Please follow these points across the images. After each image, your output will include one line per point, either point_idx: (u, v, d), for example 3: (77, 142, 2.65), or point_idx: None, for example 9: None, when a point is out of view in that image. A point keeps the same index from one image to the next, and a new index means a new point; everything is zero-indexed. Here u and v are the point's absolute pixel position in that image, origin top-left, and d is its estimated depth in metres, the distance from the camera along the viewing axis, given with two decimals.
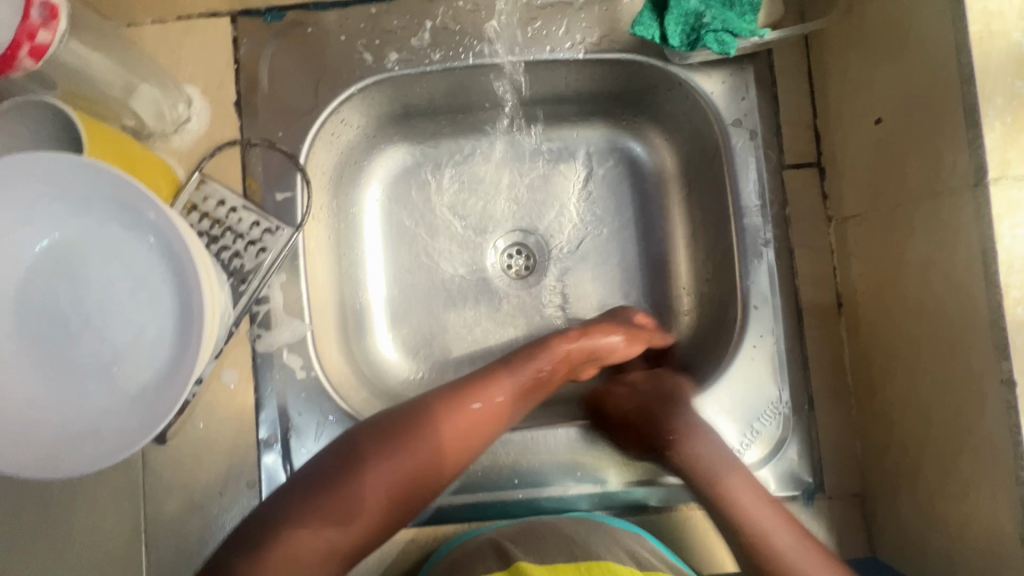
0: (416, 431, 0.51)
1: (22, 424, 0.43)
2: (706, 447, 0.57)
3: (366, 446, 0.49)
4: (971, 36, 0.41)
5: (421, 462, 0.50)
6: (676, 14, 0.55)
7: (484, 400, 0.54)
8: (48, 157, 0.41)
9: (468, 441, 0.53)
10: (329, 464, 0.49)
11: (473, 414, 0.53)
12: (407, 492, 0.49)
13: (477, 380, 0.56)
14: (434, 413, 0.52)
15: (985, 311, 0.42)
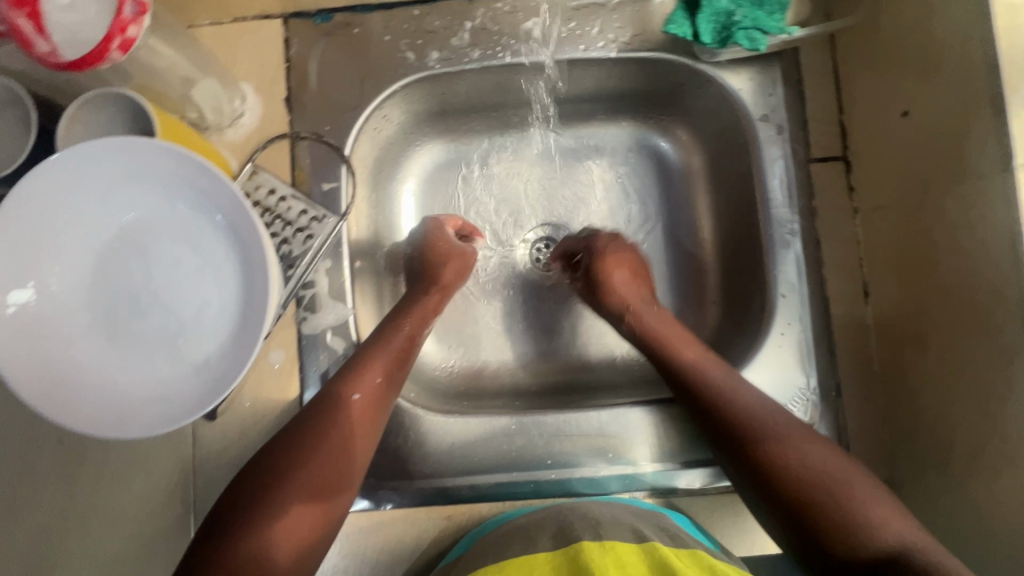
0: (324, 423, 0.52)
1: (93, 390, 0.45)
2: (720, 376, 0.57)
3: (304, 426, 0.52)
4: (998, 29, 0.43)
5: (339, 448, 0.52)
6: (707, 13, 0.58)
7: (364, 385, 0.55)
8: (132, 141, 0.44)
9: (377, 412, 0.55)
10: (279, 448, 0.51)
11: (359, 400, 0.54)
12: (344, 476, 0.52)
13: (355, 364, 0.56)
14: (326, 408, 0.53)
15: (1014, 292, 0.44)
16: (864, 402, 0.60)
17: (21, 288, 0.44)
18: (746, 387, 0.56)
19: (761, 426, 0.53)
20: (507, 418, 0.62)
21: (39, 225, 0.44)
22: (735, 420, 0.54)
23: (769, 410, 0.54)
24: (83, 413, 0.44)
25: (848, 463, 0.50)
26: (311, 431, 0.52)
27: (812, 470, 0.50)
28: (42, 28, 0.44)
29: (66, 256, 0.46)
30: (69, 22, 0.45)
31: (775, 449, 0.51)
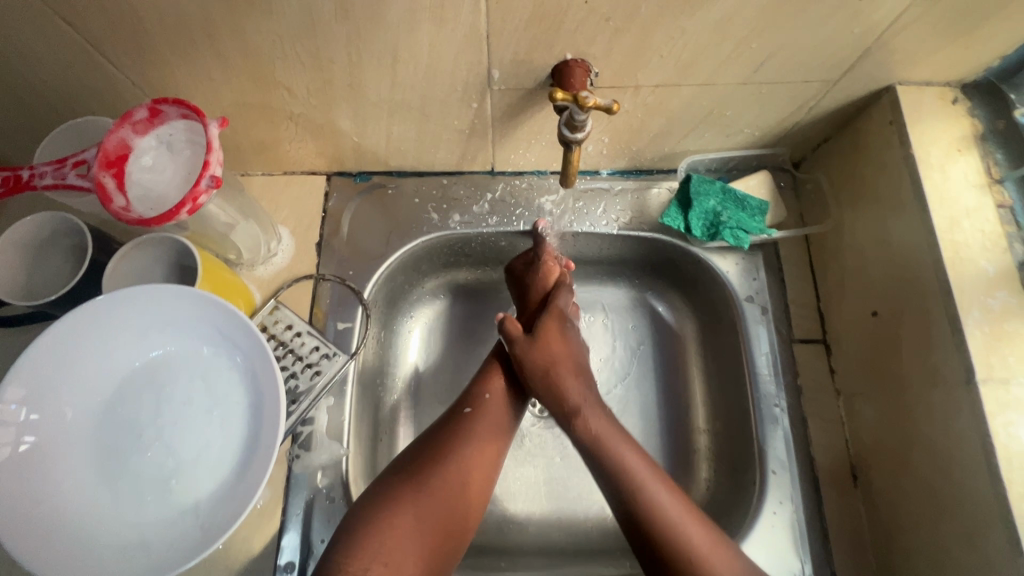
0: (450, 437, 0.58)
1: (75, 532, 0.44)
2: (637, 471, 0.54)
3: (440, 436, 0.58)
4: (946, 260, 0.51)
5: (479, 448, 0.58)
6: (697, 211, 0.66)
7: (476, 401, 0.62)
8: (172, 288, 0.48)
9: (510, 397, 0.64)
10: (422, 450, 0.57)
11: (491, 397, 0.62)
12: (481, 474, 0.57)
13: (478, 380, 0.64)
14: (446, 424, 0.59)
15: (992, 503, 0.46)
16: None
17: (35, 422, 0.45)
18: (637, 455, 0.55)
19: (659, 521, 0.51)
20: None
21: (74, 355, 0.47)
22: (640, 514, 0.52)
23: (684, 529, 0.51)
24: (56, 557, 0.42)
25: None
26: (444, 439, 0.58)
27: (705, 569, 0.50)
28: (123, 184, 0.51)
29: (82, 390, 0.48)
30: (147, 180, 0.52)
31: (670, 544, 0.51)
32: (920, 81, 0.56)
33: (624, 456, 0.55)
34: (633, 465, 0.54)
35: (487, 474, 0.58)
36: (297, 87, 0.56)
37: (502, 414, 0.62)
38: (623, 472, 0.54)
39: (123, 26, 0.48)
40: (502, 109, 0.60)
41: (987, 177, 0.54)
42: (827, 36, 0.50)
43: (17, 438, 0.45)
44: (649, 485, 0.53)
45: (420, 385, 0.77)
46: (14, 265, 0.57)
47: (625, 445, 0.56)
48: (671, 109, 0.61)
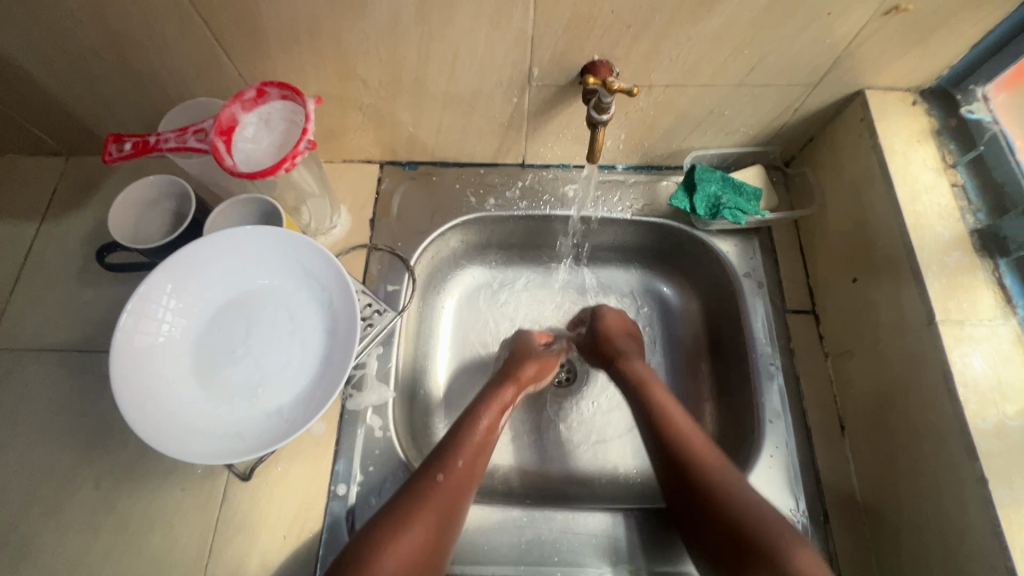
0: (416, 500, 0.58)
1: (179, 422, 0.53)
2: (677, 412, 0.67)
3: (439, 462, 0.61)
4: (909, 226, 0.61)
5: (439, 514, 0.58)
6: (700, 195, 0.77)
7: (448, 470, 0.61)
8: (272, 231, 0.58)
9: (473, 465, 0.63)
10: (419, 476, 0.60)
11: (461, 468, 0.61)
12: (437, 544, 0.56)
13: (441, 453, 0.62)
14: (446, 449, 0.63)
15: (953, 421, 0.54)
16: (852, 530, 0.64)
17: (166, 324, 0.56)
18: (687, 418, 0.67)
19: (700, 456, 0.62)
20: (519, 510, 0.66)
21: (191, 275, 0.57)
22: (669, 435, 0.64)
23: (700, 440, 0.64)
24: (168, 435, 0.51)
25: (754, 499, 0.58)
26: (442, 467, 0.61)
27: (743, 504, 0.58)
28: (230, 150, 0.62)
29: (199, 304, 0.58)
30: (248, 149, 0.64)
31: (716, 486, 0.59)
32: (884, 87, 0.68)
33: (673, 411, 0.67)
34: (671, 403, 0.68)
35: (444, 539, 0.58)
36: (372, 80, 0.69)
37: (468, 480, 0.61)
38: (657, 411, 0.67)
39: (245, 24, 0.60)
40: (538, 105, 0.72)
41: (942, 163, 0.65)
42: (803, 46, 0.62)
43: (152, 334, 0.55)
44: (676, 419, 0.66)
45: (452, 354, 0.86)
46: (127, 223, 0.68)
47: (671, 404, 0.68)
48: (678, 108, 0.73)
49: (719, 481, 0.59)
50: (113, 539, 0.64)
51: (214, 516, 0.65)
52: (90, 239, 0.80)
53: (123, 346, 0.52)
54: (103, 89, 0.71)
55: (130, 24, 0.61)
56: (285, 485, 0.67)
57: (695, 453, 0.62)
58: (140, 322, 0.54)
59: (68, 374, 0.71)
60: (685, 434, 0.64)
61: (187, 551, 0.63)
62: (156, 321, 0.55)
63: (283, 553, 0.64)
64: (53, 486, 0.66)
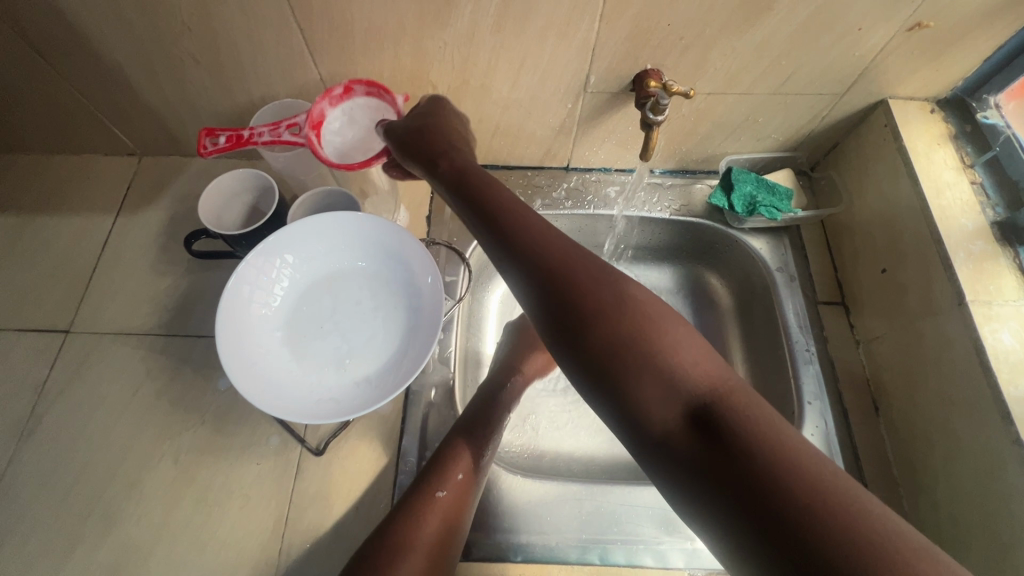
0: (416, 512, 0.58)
1: (278, 387, 0.57)
2: (605, 288, 0.47)
3: (436, 473, 0.61)
4: (936, 218, 0.68)
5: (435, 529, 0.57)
6: (738, 194, 0.83)
7: (448, 484, 0.61)
8: (360, 217, 0.63)
9: (472, 474, 0.63)
10: (417, 490, 0.60)
11: (462, 480, 0.62)
12: (438, 560, 0.56)
13: (441, 463, 0.63)
14: (444, 460, 0.63)
15: (987, 390, 0.59)
16: (893, 501, 0.68)
17: (275, 295, 0.62)
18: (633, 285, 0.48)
19: (632, 343, 0.45)
20: (578, 486, 0.70)
21: (297, 250, 0.64)
22: (592, 314, 0.46)
23: (636, 312, 0.46)
24: (271, 396, 0.56)
25: (711, 393, 0.42)
26: (440, 477, 0.61)
27: (685, 383, 0.43)
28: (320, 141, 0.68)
29: (299, 277, 0.64)
30: (334, 141, 0.70)
31: (654, 361, 0.44)
32: (905, 97, 0.76)
33: (589, 275, 0.48)
34: (595, 268, 0.49)
35: (448, 549, 0.58)
36: (442, 86, 0.75)
37: (466, 487, 0.62)
38: (585, 287, 0.47)
39: (337, 32, 0.67)
40: (589, 110, 0.79)
41: (961, 164, 0.72)
42: (834, 59, 0.69)
43: (262, 303, 0.61)
44: (607, 296, 0.47)
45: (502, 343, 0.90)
46: (211, 213, 0.73)
47: (589, 263, 0.49)
48: (717, 115, 0.79)
49: (653, 356, 0.44)
50: (194, 508, 0.67)
51: (290, 487, 0.68)
52: (164, 232, 0.85)
53: (236, 311, 0.58)
54: (191, 91, 0.77)
55: (232, 33, 0.67)
56: (358, 459, 0.70)
57: (605, 321, 0.46)
58: (253, 290, 0.61)
59: (147, 355, 0.76)
60: (592, 298, 0.47)
61: (264, 521, 0.67)
62: (265, 290, 0.62)
63: (356, 522, 0.67)
64: (135, 459, 0.69)
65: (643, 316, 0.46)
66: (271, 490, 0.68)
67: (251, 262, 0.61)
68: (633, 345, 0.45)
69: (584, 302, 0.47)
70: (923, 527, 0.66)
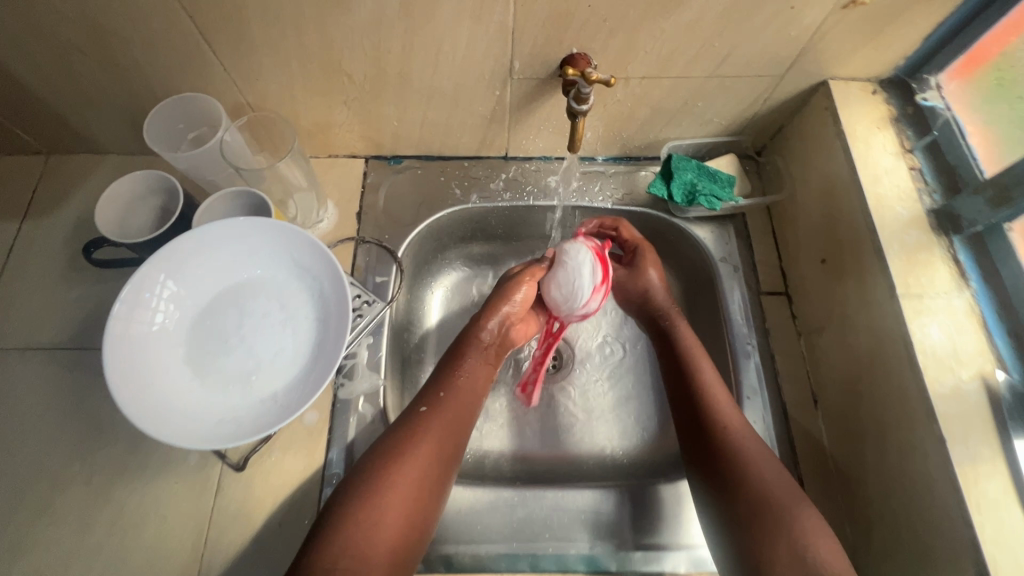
0: (406, 438, 0.63)
1: (177, 411, 0.54)
2: (735, 423, 0.64)
3: (429, 392, 0.69)
4: (871, 209, 0.65)
5: (436, 435, 0.64)
6: (678, 182, 0.80)
7: (432, 400, 0.68)
8: (264, 223, 0.59)
9: (458, 417, 0.68)
10: (413, 407, 0.68)
11: (445, 396, 0.69)
12: (438, 462, 0.63)
13: (434, 382, 0.71)
14: (438, 380, 0.71)
15: (914, 389, 0.58)
16: (825, 495, 0.68)
17: (161, 313, 0.57)
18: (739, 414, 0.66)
19: (740, 458, 0.61)
20: (511, 492, 0.69)
21: (188, 265, 0.59)
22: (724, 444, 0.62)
23: (750, 442, 0.63)
24: (163, 421, 0.52)
25: (783, 500, 0.58)
26: (435, 396, 0.69)
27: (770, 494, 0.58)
28: None
29: (191, 292, 0.59)
30: None
31: (726, 428, 0.63)
32: (847, 77, 0.72)
33: (724, 414, 0.65)
34: (723, 400, 0.66)
35: (448, 456, 0.64)
36: (356, 75, 0.70)
37: (449, 435, 0.65)
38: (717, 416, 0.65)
39: (230, 18, 0.61)
40: (519, 97, 0.74)
41: (902, 148, 0.69)
42: (769, 39, 0.65)
43: (147, 322, 0.56)
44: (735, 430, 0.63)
45: (443, 341, 0.88)
46: (113, 221, 0.68)
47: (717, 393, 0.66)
48: (654, 99, 0.75)
49: (751, 481, 0.59)
50: (108, 531, 0.64)
51: (210, 505, 0.66)
52: (74, 238, 0.80)
53: (119, 335, 0.53)
54: (87, 86, 0.71)
55: (114, 21, 0.61)
56: (281, 473, 0.68)
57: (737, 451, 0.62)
58: (134, 311, 0.56)
59: (55, 372, 0.71)
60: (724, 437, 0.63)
61: (182, 542, 0.64)
62: (151, 310, 0.57)
63: (279, 539, 0.65)
64: (44, 483, 0.66)
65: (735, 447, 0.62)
66: (190, 508, 0.66)
67: (131, 282, 0.55)
68: (710, 414, 0.65)
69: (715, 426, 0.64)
70: (854, 523, 0.65)
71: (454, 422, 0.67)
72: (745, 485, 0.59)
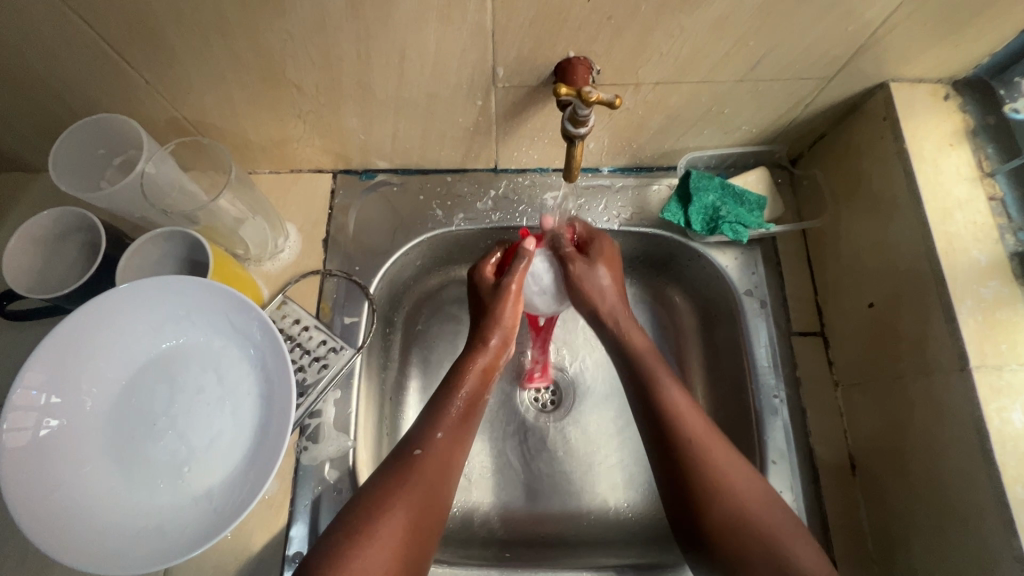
0: (393, 493, 0.53)
1: (91, 523, 0.45)
2: (713, 451, 0.55)
3: (423, 432, 0.59)
4: (939, 253, 0.53)
5: (427, 490, 0.55)
6: (697, 206, 0.68)
7: (427, 442, 0.58)
8: (190, 282, 0.49)
9: (454, 461, 0.58)
10: (404, 449, 0.58)
11: (443, 438, 0.58)
12: (426, 524, 0.53)
13: (429, 417, 0.60)
14: (432, 414, 0.60)
15: (987, 486, 0.48)
16: None
17: (51, 412, 0.46)
18: (754, 488, 0.54)
19: (721, 496, 0.53)
20: (498, 573, 0.61)
21: (91, 344, 0.48)
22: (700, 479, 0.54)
23: (729, 472, 0.54)
24: (70, 540, 0.43)
25: (772, 539, 0.51)
26: (429, 436, 0.58)
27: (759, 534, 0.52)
28: None
29: (101, 372, 0.49)
30: None
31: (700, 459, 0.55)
32: (912, 78, 0.58)
33: (695, 439, 0.56)
34: (694, 421, 0.57)
35: (436, 515, 0.55)
36: (307, 86, 0.58)
37: (439, 487, 0.56)
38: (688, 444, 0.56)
39: (140, 26, 0.49)
40: (506, 107, 0.62)
41: (978, 171, 0.56)
42: (820, 36, 0.51)
43: (33, 427, 0.45)
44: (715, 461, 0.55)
45: (426, 380, 0.78)
46: (27, 269, 0.57)
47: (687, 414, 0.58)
48: (671, 107, 0.62)
49: (736, 523, 0.52)
50: None
51: None
52: None
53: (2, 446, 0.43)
54: None
55: None
56: (236, 554, 0.59)
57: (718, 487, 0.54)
58: (21, 412, 0.45)
59: None
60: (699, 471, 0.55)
61: None
62: (47, 404, 0.46)
63: None
64: None
65: (713, 482, 0.54)
66: None
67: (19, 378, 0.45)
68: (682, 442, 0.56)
69: (702, 483, 0.54)
70: None
71: (451, 461, 0.57)
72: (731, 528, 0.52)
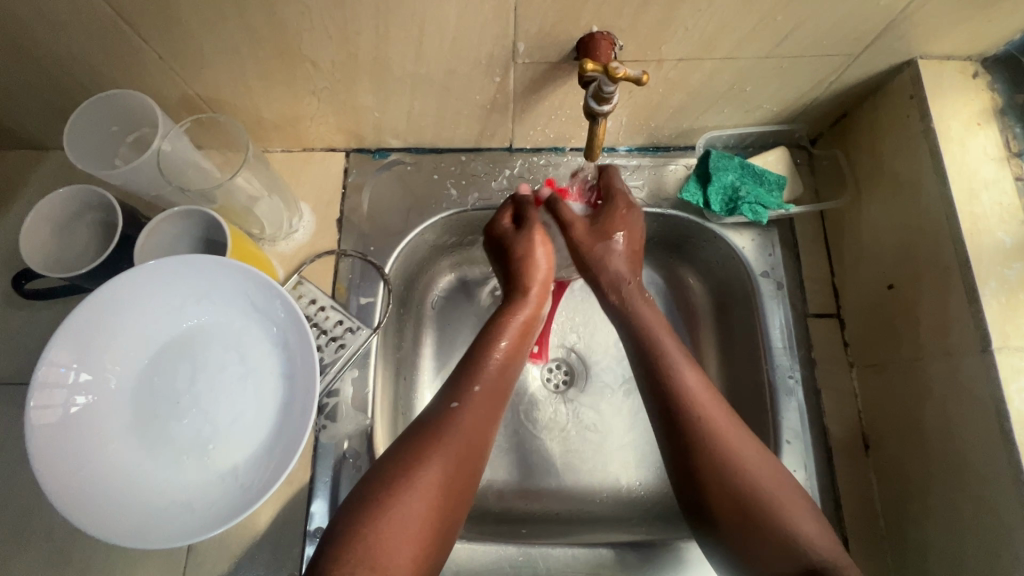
0: (427, 446, 0.52)
1: (119, 497, 0.45)
2: (714, 411, 0.55)
3: (460, 387, 0.58)
4: (964, 234, 0.52)
5: (463, 444, 0.54)
6: (716, 186, 0.67)
7: (463, 396, 0.57)
8: (211, 261, 0.49)
9: (491, 414, 0.58)
10: (439, 403, 0.57)
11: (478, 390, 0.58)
12: (460, 479, 0.53)
13: (464, 373, 0.59)
14: (467, 369, 0.59)
15: (1005, 465, 0.48)
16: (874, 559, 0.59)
17: (79, 388, 0.47)
18: (754, 450, 0.53)
19: (720, 452, 0.52)
20: (513, 548, 0.62)
21: (116, 321, 0.48)
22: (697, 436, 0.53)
23: (727, 430, 0.54)
24: (101, 513, 0.44)
25: (765, 494, 0.51)
26: (466, 391, 0.57)
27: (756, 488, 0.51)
28: None
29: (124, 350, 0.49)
30: None
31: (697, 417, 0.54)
32: (941, 55, 0.57)
33: (698, 401, 0.55)
34: (695, 382, 0.56)
35: (471, 471, 0.54)
36: (323, 62, 0.57)
37: (476, 442, 0.55)
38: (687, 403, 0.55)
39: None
40: (525, 84, 0.60)
41: (1005, 151, 0.55)
42: (851, 10, 0.50)
43: (63, 403, 0.46)
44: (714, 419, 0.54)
45: (440, 360, 0.78)
46: (46, 249, 0.57)
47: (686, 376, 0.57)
48: (693, 85, 0.61)
49: (730, 475, 0.51)
50: None
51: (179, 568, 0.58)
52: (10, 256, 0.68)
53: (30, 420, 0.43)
54: None
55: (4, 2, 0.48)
56: (258, 530, 0.60)
57: (719, 445, 0.53)
58: (52, 385, 0.45)
59: None
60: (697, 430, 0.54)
61: None
62: (75, 379, 0.47)
63: None
64: None
65: (712, 441, 0.53)
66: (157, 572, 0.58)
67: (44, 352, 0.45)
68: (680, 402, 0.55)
69: (699, 442, 0.53)
70: None
71: (489, 416, 0.57)
72: (729, 480, 0.51)
